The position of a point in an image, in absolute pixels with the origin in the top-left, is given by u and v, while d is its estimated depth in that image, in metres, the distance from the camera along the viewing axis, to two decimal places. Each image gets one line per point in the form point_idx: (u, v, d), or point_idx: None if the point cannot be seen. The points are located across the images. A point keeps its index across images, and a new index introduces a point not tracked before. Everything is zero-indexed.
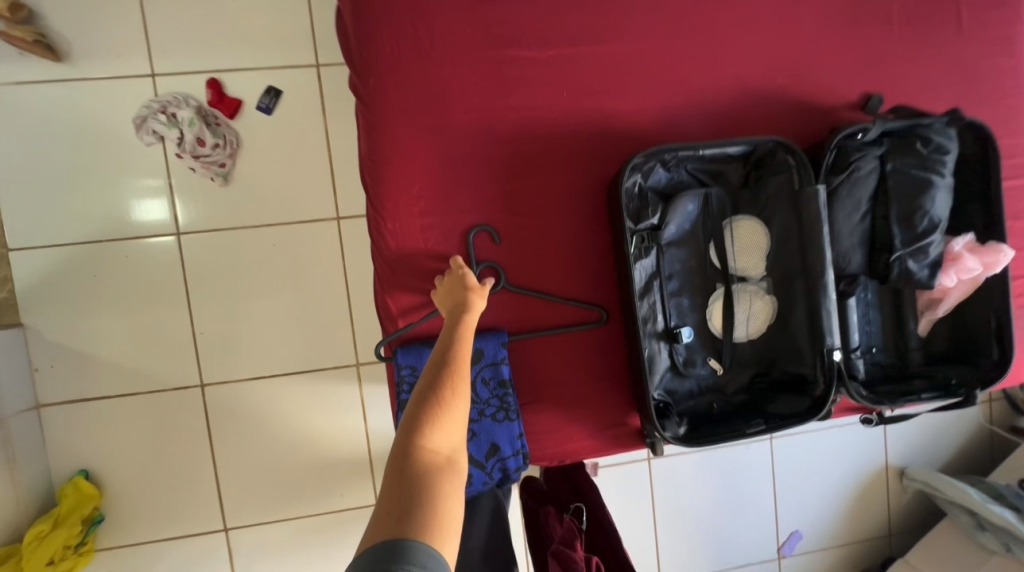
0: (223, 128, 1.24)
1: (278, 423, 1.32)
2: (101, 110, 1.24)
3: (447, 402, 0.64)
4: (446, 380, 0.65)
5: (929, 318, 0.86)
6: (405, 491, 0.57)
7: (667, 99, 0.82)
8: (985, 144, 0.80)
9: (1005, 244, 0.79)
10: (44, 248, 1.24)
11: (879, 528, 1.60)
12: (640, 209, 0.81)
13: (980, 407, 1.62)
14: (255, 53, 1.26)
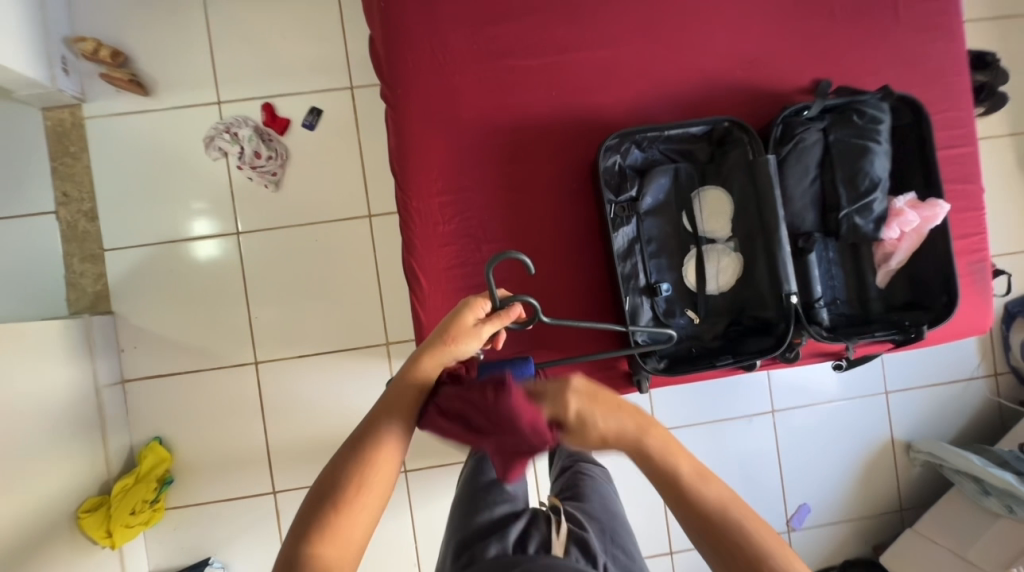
0: (275, 143, 1.49)
1: (319, 395, 1.51)
2: (178, 133, 1.50)
3: (393, 427, 0.69)
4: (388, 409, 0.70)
5: (886, 270, 0.96)
6: (324, 504, 0.63)
7: (639, 94, 0.99)
8: (918, 115, 0.93)
9: (942, 199, 0.91)
10: (132, 247, 1.49)
11: (890, 501, 1.63)
12: (620, 183, 0.97)
13: (986, 380, 1.65)
14: (301, 80, 1.50)
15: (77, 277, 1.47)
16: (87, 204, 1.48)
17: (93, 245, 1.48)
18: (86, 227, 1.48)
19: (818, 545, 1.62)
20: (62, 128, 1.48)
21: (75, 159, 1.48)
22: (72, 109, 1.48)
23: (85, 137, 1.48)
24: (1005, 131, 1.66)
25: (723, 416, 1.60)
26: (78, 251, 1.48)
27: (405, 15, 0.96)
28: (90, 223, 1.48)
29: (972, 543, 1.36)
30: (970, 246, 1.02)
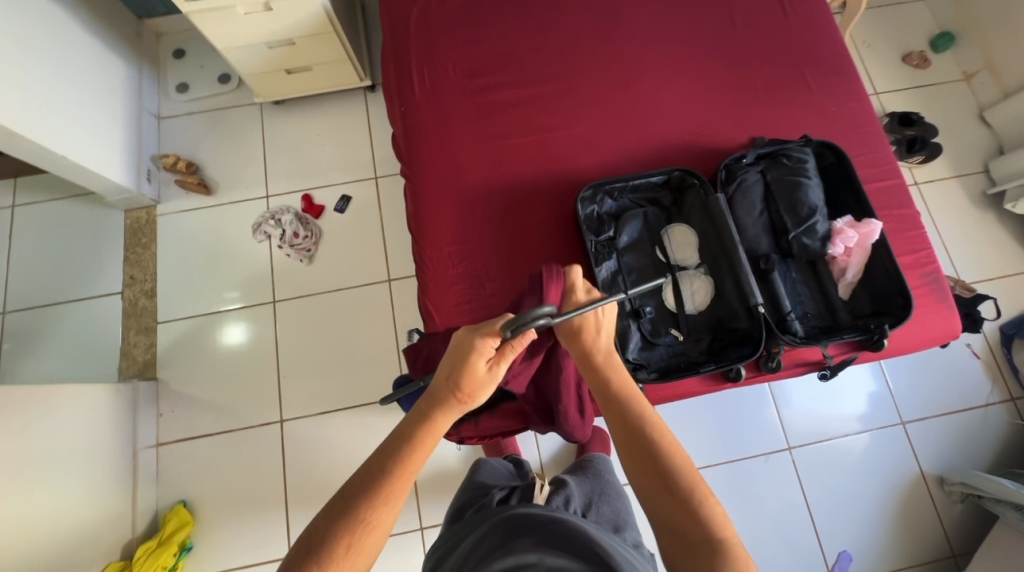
0: (311, 225, 1.76)
1: (339, 451, 1.57)
2: (231, 222, 1.79)
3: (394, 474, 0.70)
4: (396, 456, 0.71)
5: (845, 283, 1.08)
6: (316, 544, 0.64)
7: (608, 158, 1.22)
8: (839, 155, 1.13)
9: (875, 218, 1.07)
10: (182, 319, 1.70)
11: (937, 545, 1.52)
12: (598, 226, 1.15)
13: (1004, 406, 1.63)
14: (335, 175, 1.82)
15: (131, 348, 1.66)
16: (149, 285, 1.72)
17: (148, 319, 1.69)
18: (145, 304, 1.71)
19: None
20: (138, 224, 1.78)
21: (144, 248, 1.76)
22: (148, 209, 1.79)
23: (155, 230, 1.78)
24: (949, 174, 1.87)
25: (738, 454, 1.59)
26: (135, 325, 1.68)
27: (421, 115, 1.25)
28: (149, 300, 1.71)
29: None
30: (920, 259, 1.15)
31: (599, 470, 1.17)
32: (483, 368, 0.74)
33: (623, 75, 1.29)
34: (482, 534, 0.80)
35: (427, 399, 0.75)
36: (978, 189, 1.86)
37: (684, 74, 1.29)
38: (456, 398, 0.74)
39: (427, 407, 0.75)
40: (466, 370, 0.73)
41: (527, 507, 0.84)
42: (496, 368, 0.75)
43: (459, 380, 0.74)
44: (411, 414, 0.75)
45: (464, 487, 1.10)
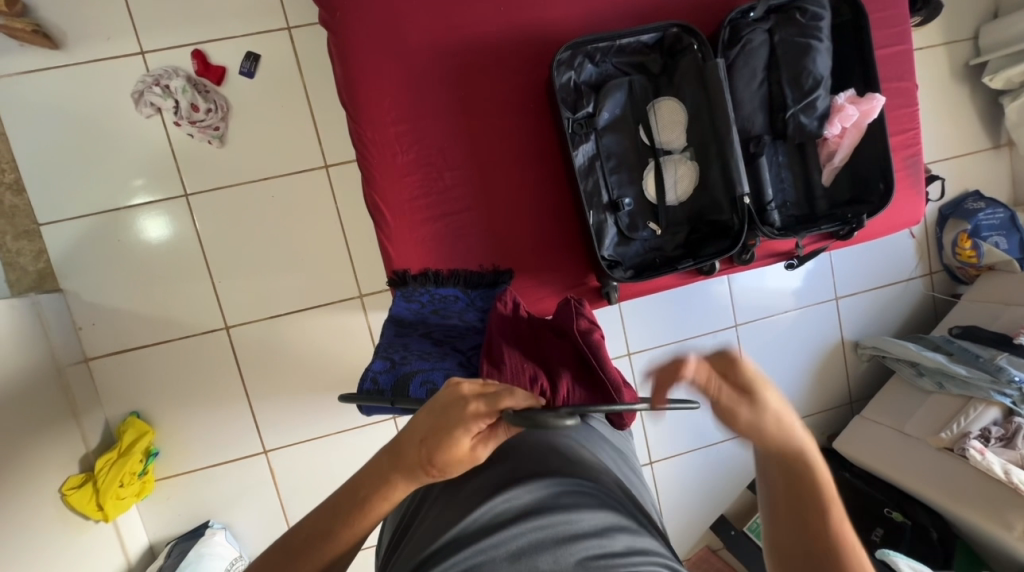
0: (213, 95, 1.39)
1: (298, 353, 1.51)
2: (100, 90, 1.37)
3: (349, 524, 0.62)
4: (349, 506, 0.63)
5: (830, 168, 1.02)
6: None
7: (588, 7, 0.97)
8: (856, 13, 0.97)
9: (879, 93, 0.96)
10: (71, 220, 1.40)
11: (840, 395, 1.80)
12: (576, 100, 0.96)
13: (923, 280, 1.80)
14: (231, 23, 1.39)
15: (14, 256, 1.38)
16: (11, 176, 1.36)
17: (26, 221, 1.38)
18: (14, 202, 1.37)
19: None
20: None
21: None
22: None
23: None
24: (938, 41, 1.73)
25: (690, 334, 1.70)
26: (11, 229, 1.38)
27: None
28: (17, 196, 1.37)
29: (908, 418, 1.52)
30: (905, 141, 1.08)
31: None
32: (464, 445, 0.58)
33: None
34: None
35: (386, 456, 0.63)
36: (962, 59, 1.75)
37: None
38: (422, 471, 0.60)
39: (389, 465, 0.62)
40: (442, 448, 0.58)
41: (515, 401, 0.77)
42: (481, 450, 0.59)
43: (432, 450, 0.59)
44: (371, 465, 0.64)
45: None
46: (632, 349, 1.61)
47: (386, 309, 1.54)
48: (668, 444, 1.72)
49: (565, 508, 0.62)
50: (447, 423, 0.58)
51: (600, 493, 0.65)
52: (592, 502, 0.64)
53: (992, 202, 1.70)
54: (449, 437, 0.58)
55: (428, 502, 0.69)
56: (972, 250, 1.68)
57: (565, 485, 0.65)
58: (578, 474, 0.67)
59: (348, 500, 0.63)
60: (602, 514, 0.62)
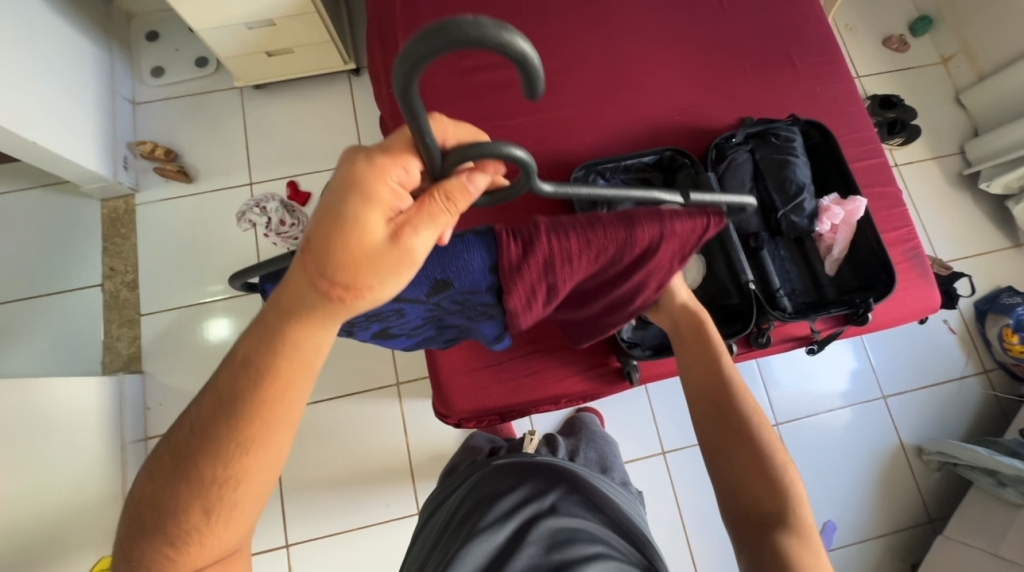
0: (298, 213, 1.72)
1: (334, 439, 1.57)
2: (214, 211, 1.74)
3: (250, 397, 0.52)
4: (247, 380, 0.52)
5: (831, 259, 1.11)
6: (169, 490, 0.54)
7: (599, 139, 1.22)
8: (825, 135, 1.15)
9: (860, 195, 1.09)
10: (166, 311, 1.65)
11: (916, 511, 1.59)
12: (591, 208, 1.16)
13: (978, 378, 1.70)
14: (321, 162, 1.79)
15: (113, 341, 1.61)
16: (130, 276, 1.68)
17: (131, 312, 1.65)
18: (127, 296, 1.66)
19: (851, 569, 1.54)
20: (116, 215, 1.72)
21: (124, 239, 1.70)
22: (126, 198, 1.73)
23: (134, 220, 1.72)
24: (927, 156, 1.92)
25: None
26: (117, 318, 1.64)
27: None
28: (131, 292, 1.66)
29: (1002, 537, 1.32)
30: (903, 235, 1.18)
31: (587, 424, 1.23)
32: (378, 232, 0.48)
33: (614, 53, 1.28)
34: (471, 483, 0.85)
35: (274, 311, 0.51)
36: (955, 170, 1.91)
37: (674, 52, 1.29)
38: (334, 276, 0.48)
39: (291, 300, 0.50)
40: (343, 235, 0.47)
41: (515, 456, 0.88)
42: (405, 234, 0.49)
43: (334, 236, 0.47)
44: (266, 311, 0.52)
45: (459, 448, 1.16)
46: (665, 446, 1.55)
47: (420, 397, 1.61)
48: (717, 563, 1.53)
49: (564, 540, 0.70)
50: (353, 178, 0.47)
51: (593, 530, 0.72)
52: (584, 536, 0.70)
53: None
54: (352, 217, 0.47)
55: (438, 549, 0.77)
56: (1022, 344, 1.61)
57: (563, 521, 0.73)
58: (575, 513, 0.75)
59: (247, 372, 0.52)
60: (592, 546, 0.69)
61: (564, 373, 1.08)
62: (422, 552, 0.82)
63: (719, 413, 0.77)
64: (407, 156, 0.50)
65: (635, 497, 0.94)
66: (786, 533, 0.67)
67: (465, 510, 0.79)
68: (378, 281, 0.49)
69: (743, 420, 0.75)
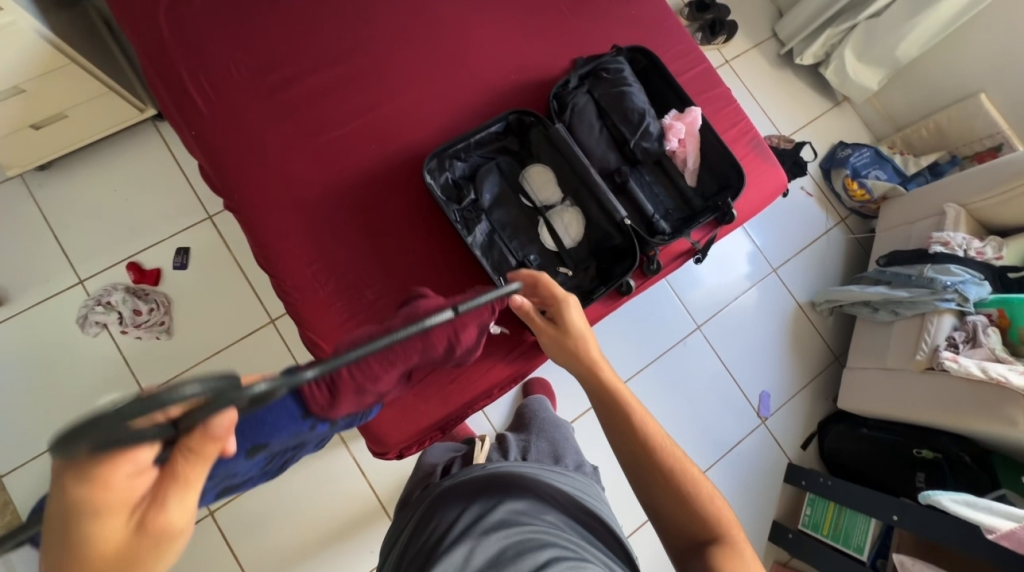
0: (152, 295, 1.49)
1: (290, 512, 1.45)
2: (47, 327, 1.45)
3: None
4: None
5: (689, 172, 1.17)
6: None
7: (444, 121, 1.16)
8: (649, 56, 1.19)
9: (694, 105, 1.15)
10: (33, 460, 1.39)
11: (824, 354, 1.84)
12: (458, 193, 1.12)
13: (839, 227, 1.96)
14: (159, 230, 1.54)
15: None
16: None
17: None
18: None
19: (792, 422, 1.76)
20: None
21: None
22: None
23: None
24: (749, 46, 2.08)
25: (661, 350, 1.74)
26: None
27: (221, 132, 1.08)
28: None
29: (886, 351, 1.54)
30: (742, 130, 1.28)
31: (535, 412, 1.25)
32: (120, 532, 0.45)
33: (429, 26, 1.20)
34: (419, 516, 0.83)
35: None
36: (774, 52, 2.09)
37: (489, 10, 1.24)
38: None
39: None
40: (84, 553, 0.44)
41: (461, 472, 0.87)
42: (150, 519, 0.46)
43: (75, 548, 0.44)
44: None
45: (413, 475, 1.09)
46: None
47: None
48: None
49: (517, 553, 0.69)
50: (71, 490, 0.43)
51: (544, 534, 0.72)
52: (538, 541, 0.70)
53: (856, 146, 1.93)
54: (85, 529, 0.44)
55: None
56: (862, 189, 1.86)
57: (513, 534, 0.72)
58: (524, 523, 0.75)
59: None
60: (547, 548, 0.69)
61: (485, 364, 1.06)
62: None
63: (637, 441, 0.77)
64: (131, 452, 0.43)
65: (591, 480, 0.99)
66: (717, 545, 0.69)
67: (413, 552, 0.78)
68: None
69: (653, 451, 0.76)
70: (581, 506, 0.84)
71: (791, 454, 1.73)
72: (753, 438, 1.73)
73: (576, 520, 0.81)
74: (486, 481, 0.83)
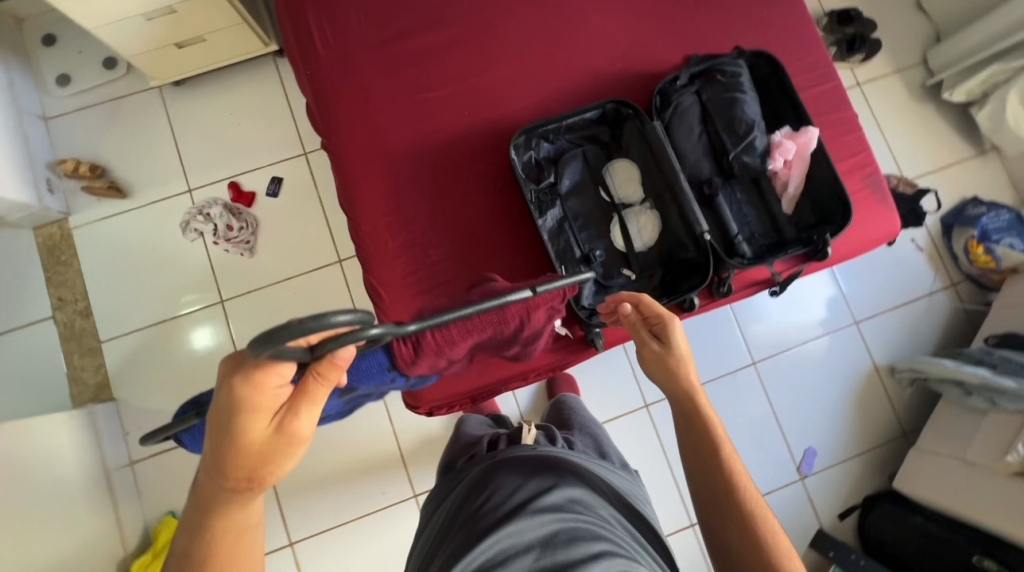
0: (244, 214, 1.63)
1: (320, 437, 1.57)
2: (156, 224, 1.65)
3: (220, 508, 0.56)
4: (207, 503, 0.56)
5: (788, 197, 1.08)
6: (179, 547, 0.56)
7: (540, 98, 1.15)
8: (773, 64, 1.09)
9: (812, 125, 1.05)
10: (126, 335, 1.60)
11: (892, 426, 1.66)
12: (538, 174, 1.11)
13: (947, 292, 1.73)
14: (260, 157, 1.68)
15: (78, 372, 1.57)
16: (81, 304, 1.61)
17: (90, 340, 1.59)
18: (82, 324, 1.60)
19: (834, 487, 1.62)
20: (52, 242, 1.63)
21: (66, 266, 1.62)
22: (59, 223, 1.64)
23: (74, 245, 1.63)
24: (890, 70, 1.85)
25: (706, 376, 1.66)
26: (78, 348, 1.58)
27: (331, 75, 1.14)
28: (85, 319, 1.60)
29: (969, 442, 1.37)
30: (861, 162, 1.15)
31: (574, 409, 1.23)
32: (264, 431, 0.53)
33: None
34: (472, 478, 0.87)
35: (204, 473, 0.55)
36: (918, 82, 1.85)
37: None
38: (242, 467, 0.53)
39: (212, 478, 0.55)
40: (234, 441, 0.53)
41: (517, 447, 0.90)
42: (288, 424, 0.53)
43: (233, 437, 0.53)
44: (202, 472, 0.56)
45: (453, 441, 1.14)
46: (647, 399, 1.58)
47: None
48: None
49: (567, 539, 0.71)
50: (236, 390, 0.51)
51: (595, 526, 0.74)
52: (589, 532, 0.73)
53: (993, 205, 1.68)
54: (238, 425, 0.52)
55: (448, 542, 0.78)
56: (987, 254, 1.62)
57: (566, 521, 0.74)
58: (576, 511, 0.76)
59: (202, 495, 0.56)
60: (599, 541, 0.71)
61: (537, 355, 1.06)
62: (434, 536, 0.85)
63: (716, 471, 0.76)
64: (277, 365, 0.51)
65: (636, 480, 0.98)
66: None
67: (465, 508, 0.82)
68: (280, 465, 0.55)
69: (732, 487, 0.74)
70: (627, 505, 0.86)
71: (825, 520, 1.60)
72: (785, 492, 1.61)
73: (623, 517, 0.83)
74: (542, 462, 0.85)
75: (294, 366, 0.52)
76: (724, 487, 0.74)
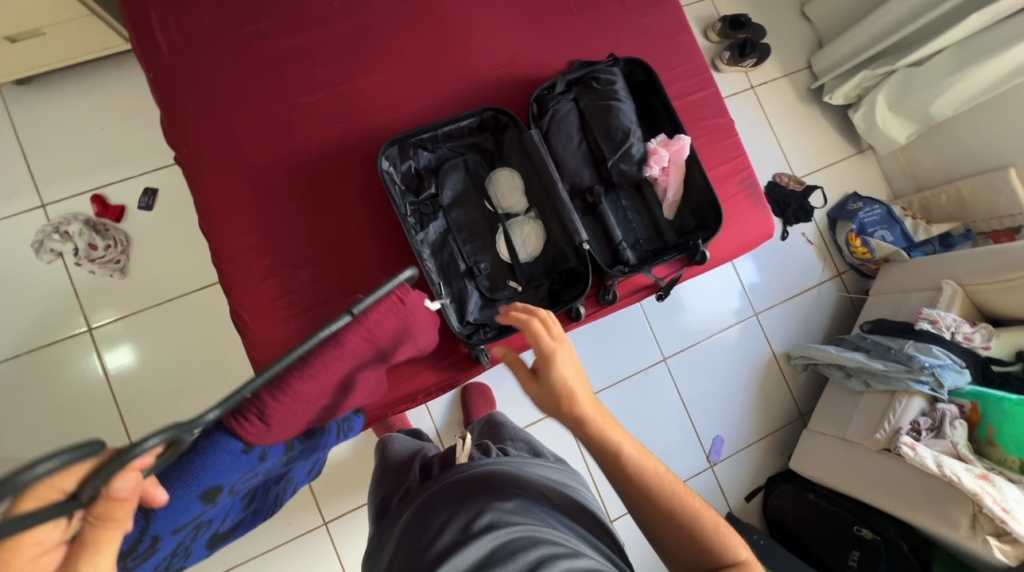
0: (112, 231, 1.45)
1: None
2: (1, 245, 1.42)
3: None
4: None
5: (668, 203, 1.10)
6: None
7: (419, 104, 1.10)
8: (647, 71, 1.10)
9: (684, 133, 1.07)
10: None
11: (790, 410, 1.77)
12: (418, 185, 1.06)
13: (834, 281, 1.87)
14: (130, 166, 1.50)
15: None
16: None
17: None
18: None
19: (742, 471, 1.71)
20: None
21: None
22: None
23: None
24: (779, 74, 1.96)
25: (621, 375, 1.68)
26: None
27: (181, 81, 1.02)
28: None
29: (848, 423, 1.47)
30: (736, 167, 1.21)
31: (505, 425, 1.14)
32: None
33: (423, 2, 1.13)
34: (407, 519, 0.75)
35: None
36: (804, 85, 1.97)
37: None
38: None
39: None
40: None
41: (451, 472, 0.80)
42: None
43: None
44: None
45: (383, 482, 1.04)
46: None
47: None
48: None
49: (507, 553, 0.61)
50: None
51: (536, 531, 0.64)
52: (528, 540, 0.62)
53: (868, 200, 1.83)
54: None
55: None
56: (864, 246, 1.75)
57: (504, 534, 0.63)
58: (514, 520, 0.66)
59: None
60: (540, 546, 0.61)
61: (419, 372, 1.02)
62: None
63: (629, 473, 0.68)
64: (32, 535, 0.41)
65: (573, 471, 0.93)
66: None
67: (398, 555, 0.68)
68: None
69: (648, 484, 0.67)
70: (567, 498, 0.78)
71: (734, 504, 1.68)
72: (698, 481, 1.68)
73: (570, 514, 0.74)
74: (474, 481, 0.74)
75: (63, 525, 0.43)
76: (638, 487, 0.68)
